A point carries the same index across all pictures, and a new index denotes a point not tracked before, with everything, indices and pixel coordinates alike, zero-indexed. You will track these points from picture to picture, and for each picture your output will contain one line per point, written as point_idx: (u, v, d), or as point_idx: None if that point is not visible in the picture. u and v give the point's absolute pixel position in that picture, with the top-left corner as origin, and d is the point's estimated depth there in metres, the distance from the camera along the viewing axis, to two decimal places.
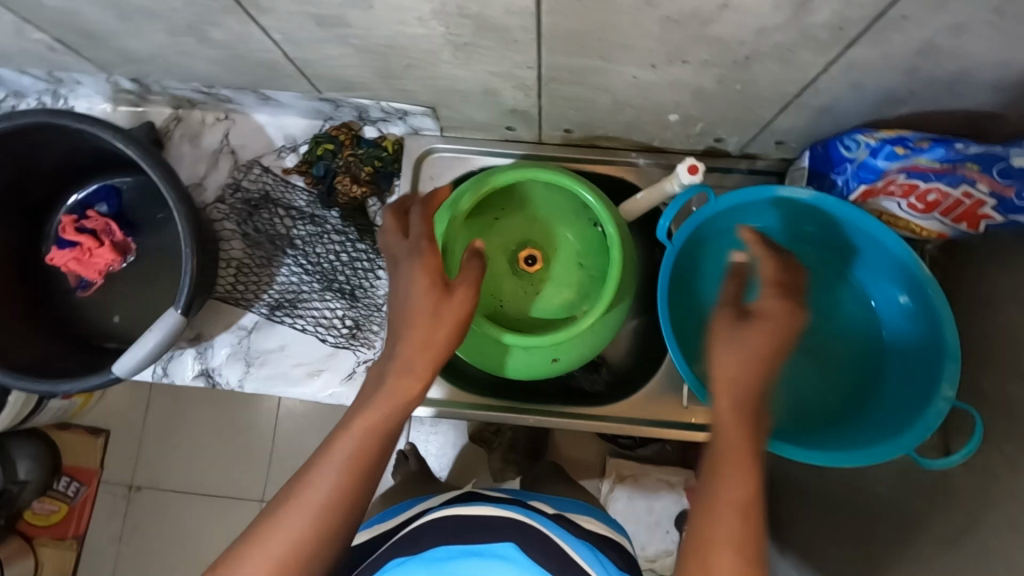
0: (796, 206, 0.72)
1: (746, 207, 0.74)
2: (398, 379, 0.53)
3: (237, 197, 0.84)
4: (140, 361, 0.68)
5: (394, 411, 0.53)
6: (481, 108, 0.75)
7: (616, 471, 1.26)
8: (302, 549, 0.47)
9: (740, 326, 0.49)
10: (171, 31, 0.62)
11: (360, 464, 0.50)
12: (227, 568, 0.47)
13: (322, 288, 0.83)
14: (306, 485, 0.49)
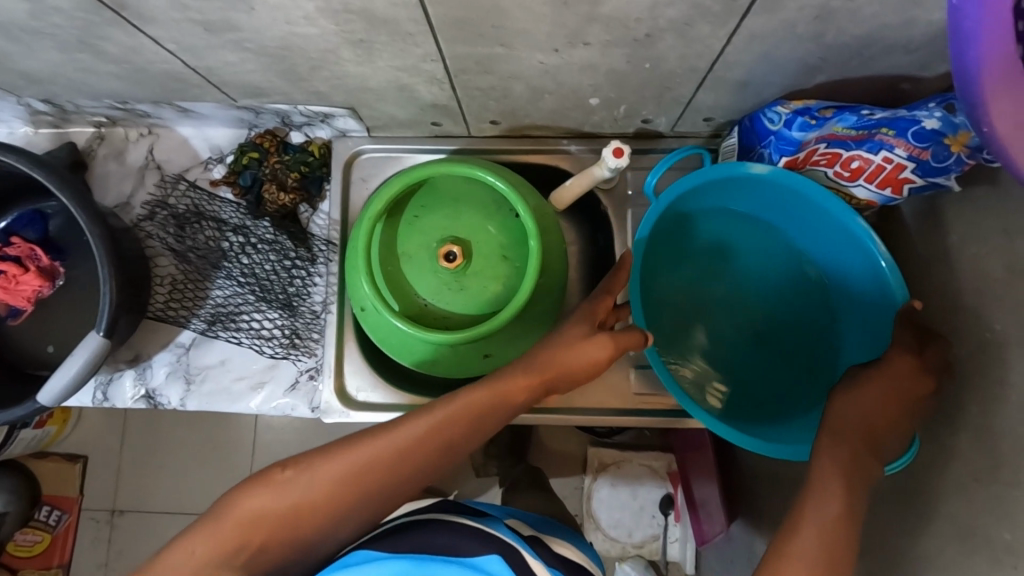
0: (775, 190, 0.70)
1: (723, 186, 0.72)
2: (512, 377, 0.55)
3: (165, 214, 0.82)
4: (66, 388, 0.67)
5: (495, 409, 0.54)
6: (401, 105, 0.74)
7: (599, 459, 1.25)
8: (367, 475, 0.51)
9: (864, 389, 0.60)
10: (63, 48, 0.61)
11: (396, 464, 0.52)
12: (299, 464, 0.52)
13: (258, 300, 0.82)
14: (343, 454, 0.52)
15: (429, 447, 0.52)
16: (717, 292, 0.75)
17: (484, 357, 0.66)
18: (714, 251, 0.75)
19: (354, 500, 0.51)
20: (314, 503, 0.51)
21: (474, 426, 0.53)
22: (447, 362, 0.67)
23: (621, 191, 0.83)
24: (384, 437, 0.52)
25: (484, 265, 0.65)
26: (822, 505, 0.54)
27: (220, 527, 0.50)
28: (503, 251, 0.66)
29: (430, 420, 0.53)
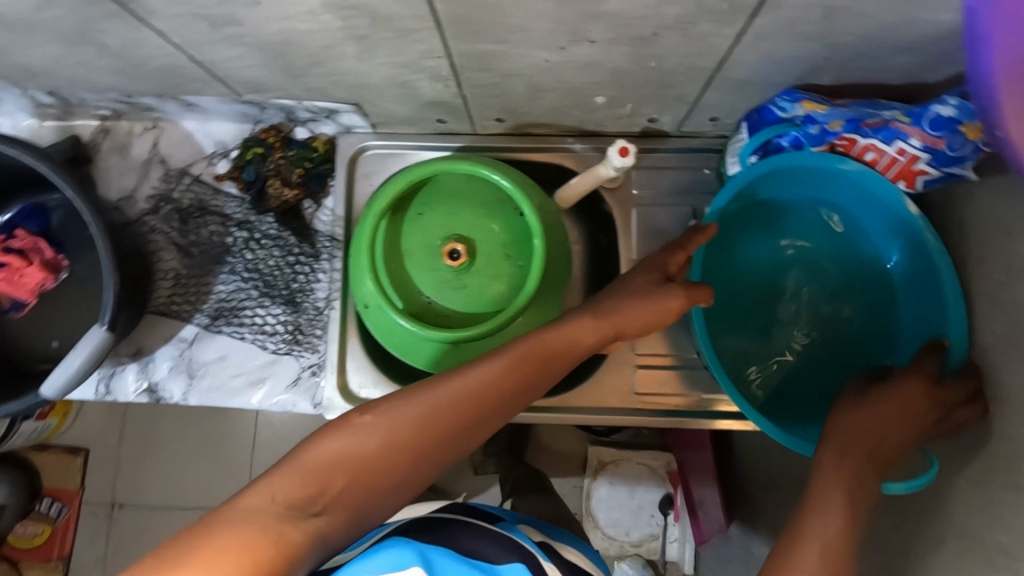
0: (846, 190, 0.69)
1: (795, 179, 0.71)
2: (572, 328, 0.53)
3: (170, 208, 0.83)
4: (69, 381, 0.67)
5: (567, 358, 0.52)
6: (405, 102, 0.73)
7: (597, 457, 1.26)
8: (450, 422, 0.45)
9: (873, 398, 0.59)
10: (64, 41, 0.60)
11: (491, 399, 0.47)
12: (378, 408, 0.44)
13: (261, 295, 0.82)
14: (429, 391, 0.45)
15: (522, 383, 0.48)
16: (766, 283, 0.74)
17: None
18: (769, 242, 0.74)
19: (447, 444, 0.45)
20: (408, 448, 0.44)
21: (544, 370, 0.50)
22: (450, 360, 0.66)
23: (626, 190, 0.82)
24: (474, 375, 0.47)
25: (487, 263, 0.65)
26: (827, 523, 0.50)
27: (289, 476, 0.41)
28: (507, 250, 0.65)
29: (518, 353, 0.49)
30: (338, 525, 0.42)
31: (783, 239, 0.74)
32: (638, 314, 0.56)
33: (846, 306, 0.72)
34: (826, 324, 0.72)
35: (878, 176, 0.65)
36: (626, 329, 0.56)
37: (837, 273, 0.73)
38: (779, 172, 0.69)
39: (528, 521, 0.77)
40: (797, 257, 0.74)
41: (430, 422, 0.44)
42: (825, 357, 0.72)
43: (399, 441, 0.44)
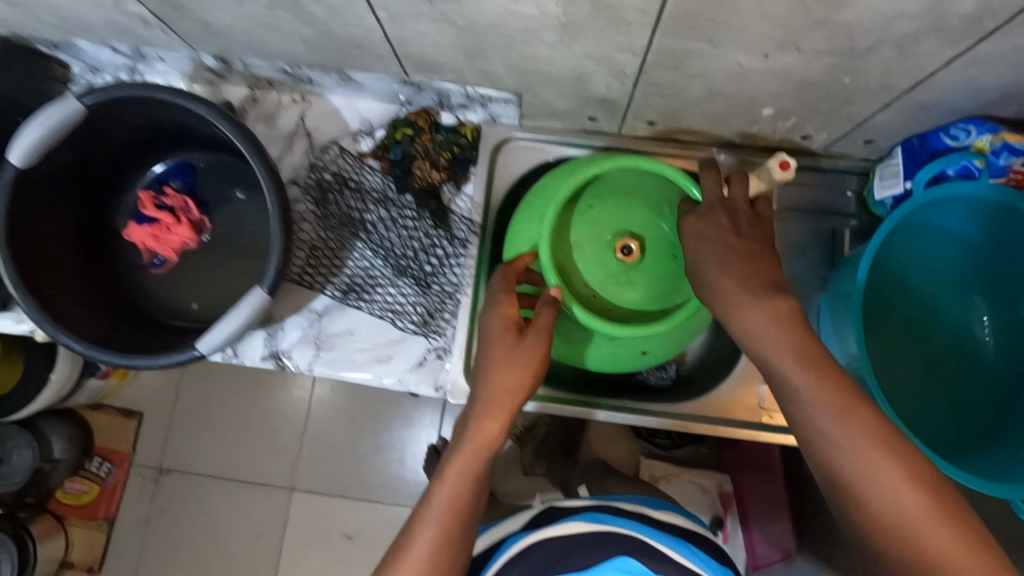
0: (1006, 221, 0.66)
1: (959, 209, 0.68)
2: (480, 422, 0.58)
3: (313, 178, 0.83)
4: (227, 338, 0.68)
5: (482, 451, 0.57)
6: (569, 96, 0.74)
7: (649, 472, 1.17)
8: (457, 510, 0.56)
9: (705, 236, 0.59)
10: (272, 4, 0.62)
11: (467, 487, 0.56)
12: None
13: (394, 273, 0.82)
14: (422, 514, 0.56)
15: (471, 465, 0.57)
16: (907, 311, 0.71)
17: (641, 354, 0.67)
18: (922, 266, 0.71)
19: (456, 531, 0.55)
20: (430, 558, 0.54)
21: (482, 451, 0.57)
22: (603, 354, 0.67)
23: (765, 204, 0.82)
24: (440, 478, 0.57)
25: (655, 262, 0.65)
26: (863, 460, 0.49)
27: None
28: (674, 251, 0.66)
29: (464, 442, 0.57)
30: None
31: (934, 269, 0.71)
32: (545, 309, 0.59)
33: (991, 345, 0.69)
34: (961, 362, 0.70)
35: None
36: (536, 352, 0.59)
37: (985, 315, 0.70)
38: (947, 201, 0.66)
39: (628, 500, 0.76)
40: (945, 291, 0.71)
41: (435, 530, 0.55)
42: (956, 395, 0.69)
43: (425, 554, 0.54)
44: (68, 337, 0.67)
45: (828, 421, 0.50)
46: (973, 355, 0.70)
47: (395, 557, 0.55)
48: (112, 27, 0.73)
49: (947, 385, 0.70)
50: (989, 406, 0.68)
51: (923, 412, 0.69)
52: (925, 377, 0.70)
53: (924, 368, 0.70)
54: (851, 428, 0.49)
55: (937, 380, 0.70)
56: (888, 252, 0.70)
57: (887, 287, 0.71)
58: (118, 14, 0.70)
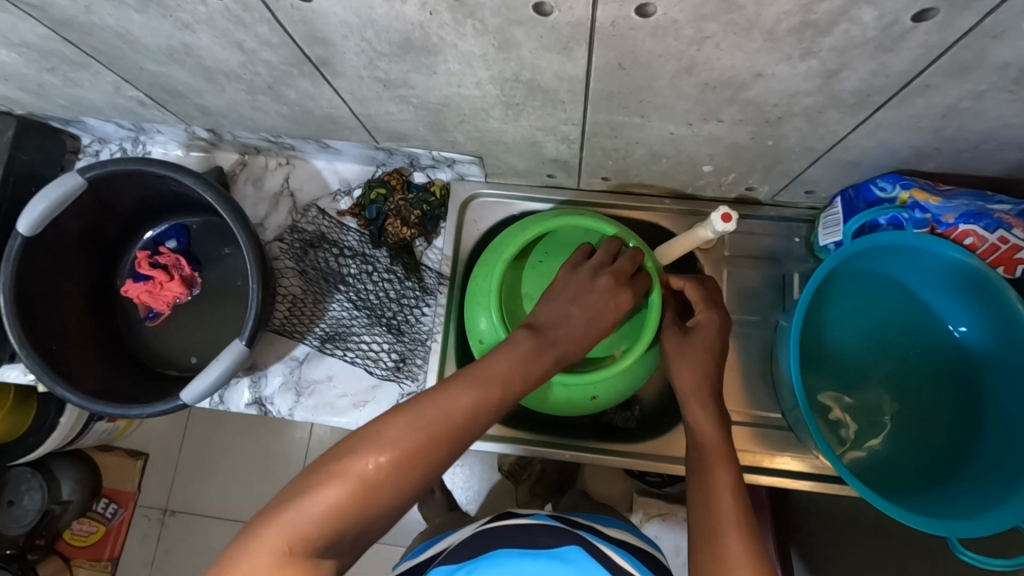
0: (930, 263, 0.71)
1: (885, 254, 0.72)
2: (539, 352, 0.60)
3: (296, 237, 0.90)
4: (208, 388, 0.74)
5: (525, 372, 0.58)
6: (524, 158, 0.80)
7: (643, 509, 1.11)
8: (476, 411, 0.55)
9: (688, 339, 0.67)
10: (251, 90, 0.70)
11: (504, 387, 0.57)
12: (371, 441, 0.51)
13: (370, 322, 0.88)
14: (455, 387, 0.55)
15: (519, 366, 0.58)
16: (858, 355, 0.75)
17: (593, 399, 0.71)
18: (869, 311, 0.75)
19: (478, 418, 0.55)
20: (450, 431, 0.53)
21: (524, 372, 0.58)
22: (556, 398, 0.71)
23: (718, 252, 0.88)
24: (479, 367, 0.57)
25: None
26: (712, 455, 0.59)
27: (332, 477, 0.50)
28: None
29: (523, 355, 0.59)
30: (404, 488, 0.51)
31: (882, 313, 0.75)
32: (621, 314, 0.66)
33: (923, 381, 0.73)
34: (910, 404, 0.73)
35: (963, 255, 0.66)
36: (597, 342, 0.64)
37: (930, 359, 0.73)
38: (874, 247, 0.70)
39: (580, 517, 0.80)
40: (893, 334, 0.75)
41: (463, 404, 0.54)
42: (904, 436, 0.72)
43: (444, 425, 0.53)
44: (67, 389, 0.73)
45: (688, 402, 0.63)
46: (923, 398, 0.73)
47: (423, 408, 0.53)
48: (114, 108, 0.82)
49: (897, 427, 0.72)
50: (938, 448, 0.71)
51: (871, 452, 0.72)
52: (875, 418, 0.73)
53: (873, 411, 0.73)
54: (708, 413, 0.62)
55: (886, 422, 0.73)
56: (831, 297, 0.75)
57: (837, 328, 0.75)
58: (119, 97, 0.78)
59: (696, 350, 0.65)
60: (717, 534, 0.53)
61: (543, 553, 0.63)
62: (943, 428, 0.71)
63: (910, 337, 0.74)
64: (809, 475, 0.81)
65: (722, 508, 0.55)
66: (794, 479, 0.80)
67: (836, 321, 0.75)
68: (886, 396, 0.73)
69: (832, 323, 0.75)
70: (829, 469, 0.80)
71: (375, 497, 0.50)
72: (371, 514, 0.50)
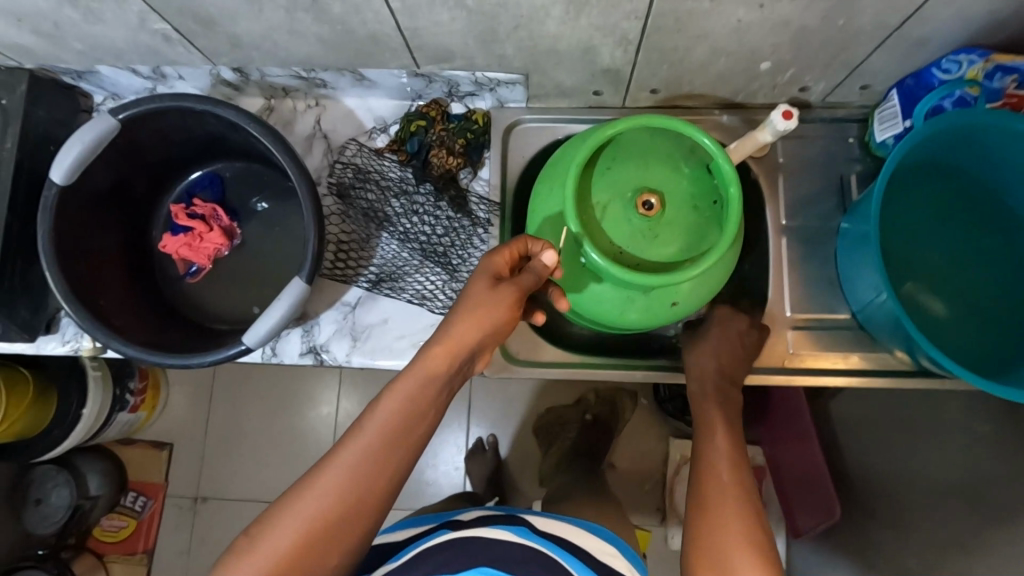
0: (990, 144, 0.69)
1: (944, 139, 0.71)
2: (438, 348, 0.59)
3: (335, 178, 0.86)
4: (271, 330, 0.70)
5: (432, 380, 0.58)
6: (574, 71, 0.77)
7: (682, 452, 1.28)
8: (393, 429, 0.56)
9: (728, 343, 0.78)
10: (291, 7, 0.66)
11: (407, 409, 0.57)
12: (299, 489, 0.55)
13: (422, 259, 0.84)
14: (365, 420, 0.57)
15: (417, 391, 0.58)
16: (924, 250, 0.74)
17: (672, 305, 0.69)
18: (934, 204, 0.75)
19: (399, 440, 0.56)
20: (372, 458, 0.55)
21: (425, 390, 0.58)
22: (635, 310, 0.69)
23: (772, 159, 0.85)
24: (390, 389, 0.58)
25: (676, 214, 0.68)
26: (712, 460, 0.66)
27: (272, 531, 0.53)
28: (693, 202, 0.69)
29: (416, 365, 0.59)
30: (348, 519, 0.54)
31: (940, 204, 0.75)
32: (504, 286, 0.60)
33: (987, 267, 0.73)
34: (979, 290, 0.72)
35: None
36: (501, 313, 0.60)
37: (993, 258, 0.73)
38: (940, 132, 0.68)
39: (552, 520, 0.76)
40: (957, 231, 0.74)
41: (343, 477, 0.54)
42: (980, 323, 0.72)
43: (361, 454, 0.55)
44: (122, 343, 0.70)
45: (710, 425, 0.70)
46: (988, 286, 0.72)
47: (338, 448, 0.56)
48: (135, 49, 0.77)
49: (969, 318, 0.72)
50: (993, 341, 0.70)
51: (946, 342, 0.71)
52: (928, 309, 0.73)
53: (944, 301, 0.73)
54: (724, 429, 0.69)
55: (958, 310, 0.72)
56: (891, 191, 0.74)
57: (897, 217, 0.75)
58: (142, 34, 0.73)
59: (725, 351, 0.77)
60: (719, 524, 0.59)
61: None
62: (1019, 309, 0.71)
63: (970, 225, 0.74)
64: (881, 373, 0.80)
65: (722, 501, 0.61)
66: (868, 377, 0.80)
67: (895, 219, 0.75)
68: (952, 286, 0.73)
69: (892, 221, 0.75)
70: (902, 365, 0.80)
71: (317, 533, 0.53)
72: (324, 552, 0.53)
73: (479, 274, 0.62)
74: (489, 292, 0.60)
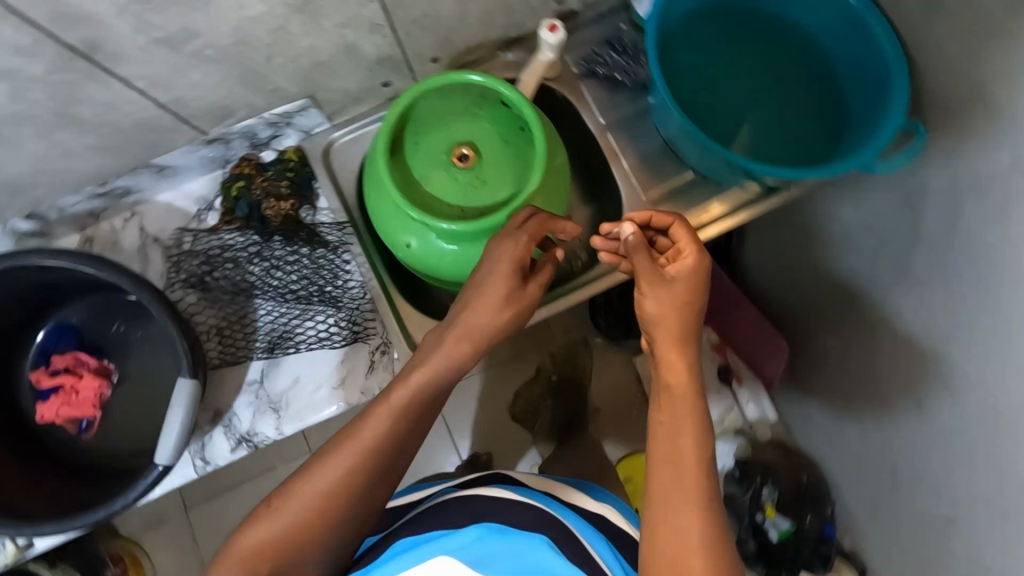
0: None
1: None
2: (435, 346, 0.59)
3: (185, 273, 0.85)
4: (179, 439, 0.69)
5: (427, 385, 0.58)
6: (352, 73, 0.79)
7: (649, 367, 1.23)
8: (398, 426, 0.57)
9: (660, 283, 0.57)
10: (42, 130, 0.65)
11: (411, 408, 0.57)
12: (302, 476, 0.56)
13: (302, 306, 0.85)
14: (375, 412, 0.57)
15: (421, 391, 0.58)
16: (729, 87, 0.83)
17: None
18: (716, 45, 0.82)
19: (406, 436, 0.57)
20: (371, 449, 0.56)
21: (425, 395, 0.58)
22: None
23: (568, 73, 0.90)
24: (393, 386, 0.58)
25: (493, 155, 0.71)
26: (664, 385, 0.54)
27: (275, 515, 0.55)
28: (503, 138, 0.72)
29: (430, 356, 0.59)
30: (344, 504, 0.56)
31: (722, 42, 0.82)
32: (496, 266, 0.60)
33: (783, 76, 0.82)
34: (786, 97, 0.82)
35: None
36: (523, 302, 0.60)
37: (798, 81, 0.82)
38: None
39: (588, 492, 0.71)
40: (767, 68, 0.83)
41: (342, 465, 0.56)
42: (800, 124, 0.82)
43: (367, 445, 0.56)
44: (40, 524, 0.68)
45: (667, 361, 0.54)
46: (791, 91, 0.82)
47: (343, 440, 0.57)
48: None
49: (789, 123, 0.82)
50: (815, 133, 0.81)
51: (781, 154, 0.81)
52: (749, 142, 0.81)
53: (765, 121, 0.82)
54: (686, 362, 0.54)
55: (779, 123, 0.82)
56: (674, 54, 0.80)
57: (709, 66, 0.83)
58: None
59: (666, 309, 0.55)
60: (672, 473, 0.49)
61: (514, 531, 0.53)
62: (820, 98, 0.81)
63: (753, 49, 0.83)
64: (742, 207, 0.86)
65: (676, 429, 0.51)
66: (732, 216, 0.86)
67: (692, 75, 0.82)
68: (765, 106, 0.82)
69: (691, 78, 0.82)
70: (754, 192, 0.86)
71: (317, 515, 0.55)
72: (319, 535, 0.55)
73: (502, 254, 0.60)
74: (507, 274, 0.59)
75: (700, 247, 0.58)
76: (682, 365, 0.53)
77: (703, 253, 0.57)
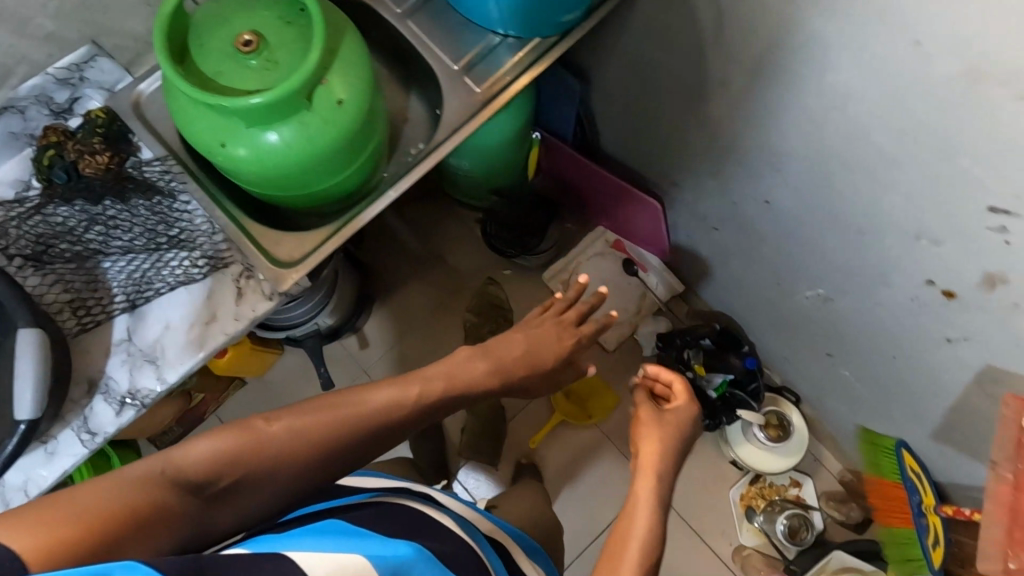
0: None
1: None
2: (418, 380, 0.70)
3: (15, 254, 0.82)
4: (32, 391, 0.73)
5: (401, 413, 0.66)
6: (134, 13, 0.80)
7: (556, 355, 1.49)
8: (370, 425, 0.63)
9: (659, 424, 0.76)
10: None
11: (388, 419, 0.64)
12: (268, 416, 0.59)
13: (149, 251, 0.84)
14: (359, 393, 0.64)
15: (399, 413, 0.65)
16: None
17: (339, 103, 0.74)
18: None
19: (375, 437, 0.63)
20: (338, 428, 0.60)
21: (392, 424, 0.65)
22: (321, 128, 0.74)
23: None
24: (376, 386, 0.66)
25: (276, 36, 0.72)
26: (634, 501, 0.64)
27: (230, 435, 0.56)
28: (282, 19, 0.73)
29: (412, 375, 0.69)
30: (284, 460, 0.57)
31: None
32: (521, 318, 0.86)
33: None
34: None
35: None
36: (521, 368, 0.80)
37: None
38: None
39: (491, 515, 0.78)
40: None
41: (309, 422, 0.59)
42: None
43: (341, 419, 0.61)
44: None
45: (641, 483, 0.67)
46: None
47: (321, 402, 0.61)
48: None
49: None
50: None
51: None
52: None
53: None
54: (657, 494, 0.65)
55: None
56: None
57: None
58: None
59: (661, 444, 0.73)
60: (618, 552, 0.59)
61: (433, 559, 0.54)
62: None
63: None
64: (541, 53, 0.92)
65: (634, 528, 0.61)
66: (534, 63, 0.91)
67: None
68: None
69: None
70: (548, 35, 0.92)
71: (265, 455, 0.56)
72: (253, 471, 0.56)
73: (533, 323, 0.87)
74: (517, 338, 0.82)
75: (693, 401, 0.82)
76: (648, 484, 0.66)
77: (692, 405, 0.81)
